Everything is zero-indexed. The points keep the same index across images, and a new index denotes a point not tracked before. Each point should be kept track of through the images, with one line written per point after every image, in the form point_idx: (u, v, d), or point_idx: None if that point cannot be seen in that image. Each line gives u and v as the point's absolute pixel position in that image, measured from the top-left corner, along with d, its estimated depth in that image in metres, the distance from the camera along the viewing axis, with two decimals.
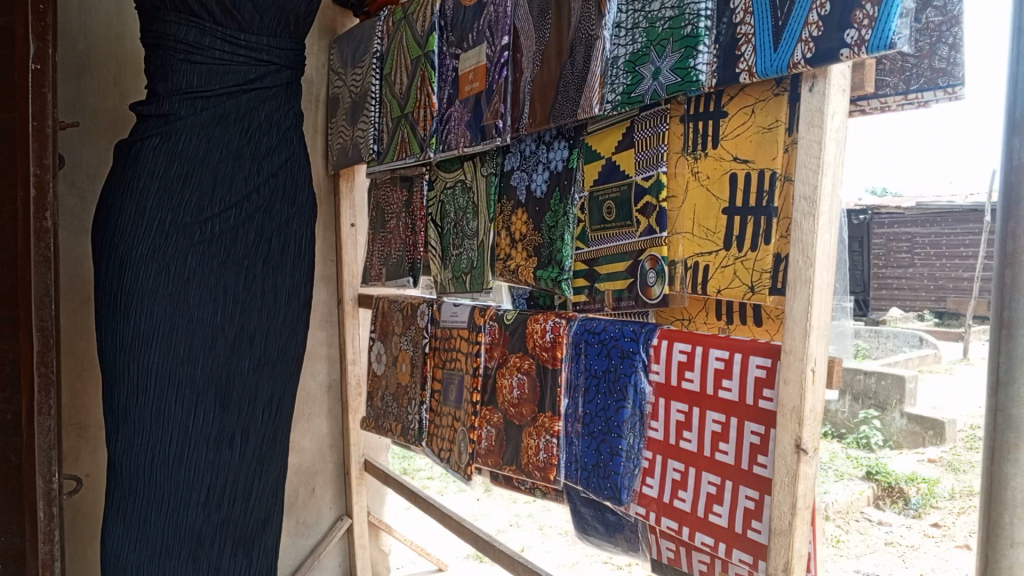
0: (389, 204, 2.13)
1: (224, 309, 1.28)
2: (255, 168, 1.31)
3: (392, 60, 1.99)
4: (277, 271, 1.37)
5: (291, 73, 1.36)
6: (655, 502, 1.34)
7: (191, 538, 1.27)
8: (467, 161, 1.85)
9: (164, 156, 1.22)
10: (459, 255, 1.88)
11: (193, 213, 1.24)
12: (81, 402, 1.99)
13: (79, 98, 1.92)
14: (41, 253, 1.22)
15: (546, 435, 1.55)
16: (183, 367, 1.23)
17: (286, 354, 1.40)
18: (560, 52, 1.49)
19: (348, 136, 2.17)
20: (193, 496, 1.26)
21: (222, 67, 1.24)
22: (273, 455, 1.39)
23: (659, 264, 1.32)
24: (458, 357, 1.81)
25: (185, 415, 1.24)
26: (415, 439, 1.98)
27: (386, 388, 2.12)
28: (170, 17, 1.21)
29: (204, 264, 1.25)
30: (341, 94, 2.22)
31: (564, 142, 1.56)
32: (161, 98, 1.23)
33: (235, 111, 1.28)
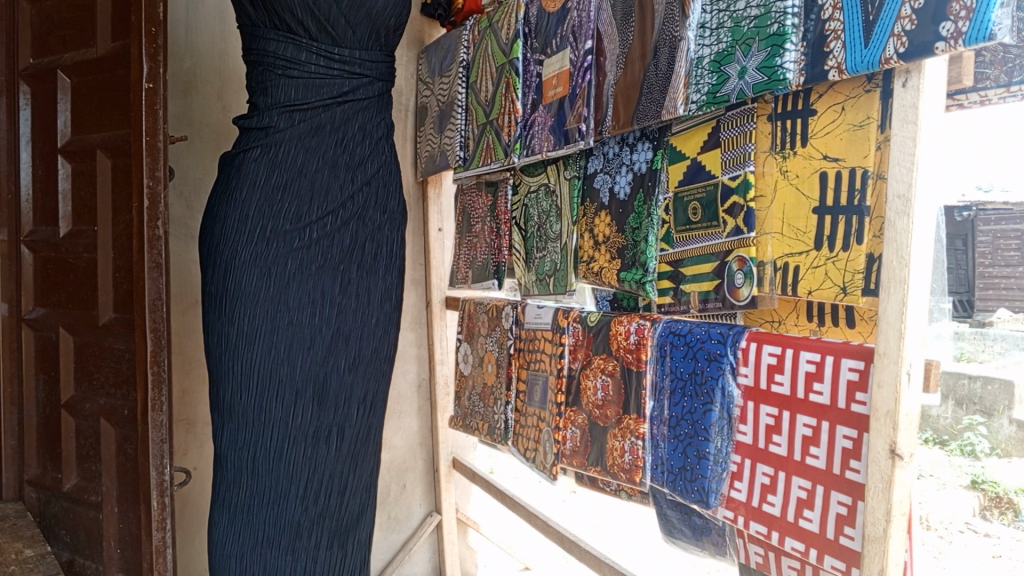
0: (475, 209, 2.17)
1: (321, 311, 1.34)
2: (350, 177, 1.36)
3: (477, 68, 2.03)
4: (371, 275, 1.41)
5: (383, 84, 1.40)
6: (743, 506, 1.32)
7: (291, 529, 1.33)
8: (551, 164, 1.87)
9: (265, 167, 1.30)
10: (543, 257, 1.90)
11: (292, 221, 1.31)
12: (189, 399, 2.12)
13: (186, 113, 2.05)
14: (154, 260, 1.31)
15: (631, 437, 1.56)
16: (283, 366, 1.30)
17: (379, 354, 1.45)
18: (644, 54, 1.49)
19: (435, 143, 2.23)
20: (292, 489, 1.32)
21: (318, 81, 1.30)
22: (367, 451, 1.44)
23: (747, 265, 1.31)
24: (543, 358, 1.83)
25: (286, 412, 1.31)
26: (501, 438, 2.01)
27: (473, 388, 2.16)
28: (270, 35, 1.28)
29: (303, 269, 1.32)
30: (428, 103, 2.28)
31: (648, 144, 1.56)
32: (263, 112, 1.30)
33: (331, 123, 1.33)
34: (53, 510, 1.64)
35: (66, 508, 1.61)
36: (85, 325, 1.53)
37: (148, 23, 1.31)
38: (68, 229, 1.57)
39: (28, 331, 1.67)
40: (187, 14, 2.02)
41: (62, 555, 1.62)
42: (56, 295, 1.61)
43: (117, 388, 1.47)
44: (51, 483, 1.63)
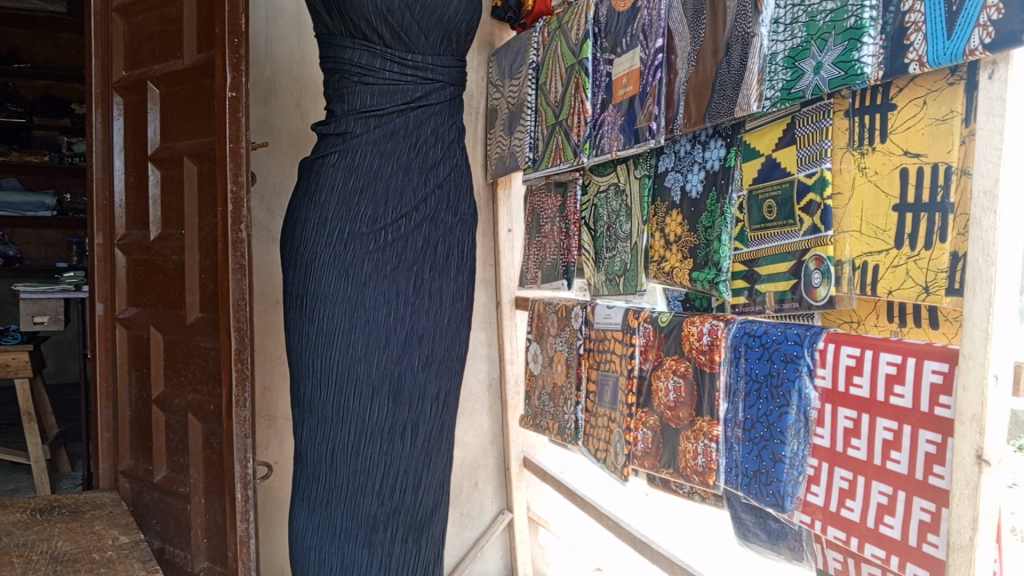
0: (544, 209, 2.18)
1: (395, 311, 1.37)
2: (422, 180, 1.39)
3: (547, 70, 2.04)
4: (443, 276, 1.43)
5: (455, 88, 1.42)
6: (821, 510, 1.29)
7: (367, 523, 1.37)
8: (621, 164, 1.86)
9: (343, 171, 1.35)
10: (613, 257, 1.89)
11: (368, 224, 1.34)
12: (270, 396, 2.20)
13: (267, 121, 2.12)
14: (238, 262, 1.37)
15: (704, 440, 1.54)
16: (360, 364, 1.34)
17: (451, 353, 1.46)
18: (716, 51, 1.47)
19: (505, 145, 2.25)
20: (369, 485, 1.36)
21: (392, 87, 1.33)
22: (440, 449, 1.47)
23: (824, 264, 1.28)
24: (613, 359, 1.83)
25: (362, 409, 1.35)
26: (572, 438, 2.02)
27: (543, 387, 2.17)
28: (346, 43, 1.32)
29: (378, 270, 1.35)
30: (499, 106, 2.31)
31: (720, 141, 1.53)
32: (340, 118, 1.35)
33: (404, 128, 1.36)
34: (146, 500, 1.74)
35: (158, 499, 1.70)
36: (174, 325, 1.61)
37: (232, 34, 1.37)
38: (158, 232, 1.65)
39: (122, 330, 1.77)
40: (267, 24, 2.10)
41: (153, 543, 1.71)
42: (147, 295, 1.70)
43: (204, 385, 1.54)
44: (143, 473, 1.73)
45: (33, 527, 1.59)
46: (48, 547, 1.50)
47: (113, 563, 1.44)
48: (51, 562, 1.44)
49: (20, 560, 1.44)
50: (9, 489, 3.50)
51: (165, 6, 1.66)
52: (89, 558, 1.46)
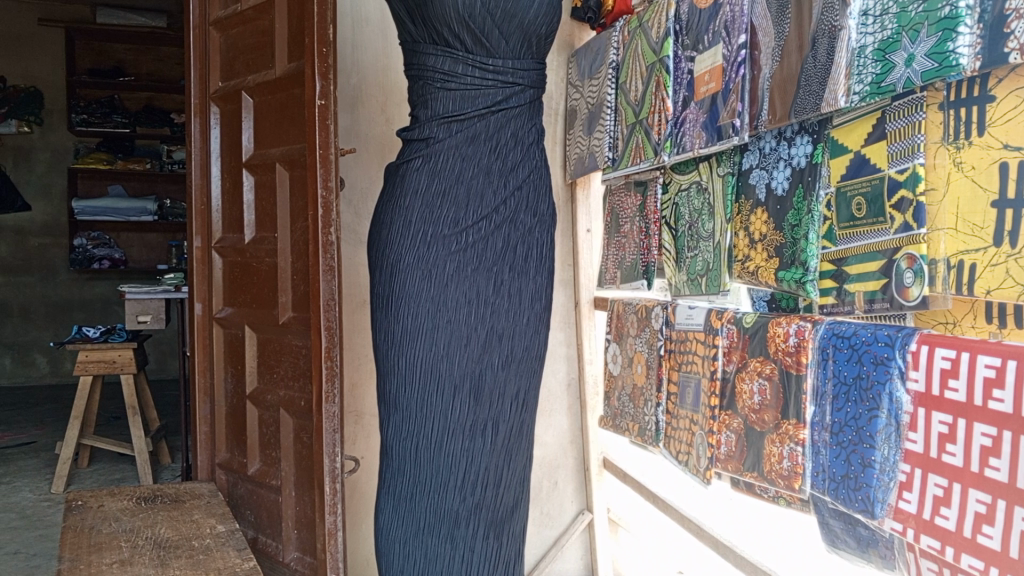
0: (624, 209, 2.17)
1: (476, 311, 1.39)
2: (502, 182, 1.39)
3: (627, 69, 2.03)
4: (522, 276, 1.43)
5: (535, 91, 1.42)
6: (913, 518, 1.25)
7: (450, 518, 1.41)
8: (703, 162, 1.83)
9: (427, 175, 1.40)
10: (695, 256, 1.86)
11: (451, 226, 1.38)
12: (357, 393, 2.27)
13: (354, 127, 2.19)
14: (328, 264, 1.43)
15: (790, 443, 1.51)
16: (442, 362, 1.38)
17: (530, 352, 1.47)
18: (801, 45, 1.44)
19: (585, 146, 2.25)
20: (451, 480, 1.40)
21: (474, 92, 1.35)
22: (520, 447, 1.47)
23: (917, 263, 1.23)
24: (695, 360, 1.81)
25: (445, 406, 1.39)
26: (652, 439, 2.00)
27: (622, 388, 2.16)
28: (430, 50, 1.37)
29: (460, 270, 1.38)
30: (578, 106, 2.31)
31: (807, 138, 1.50)
32: (424, 123, 1.40)
33: (485, 132, 1.37)
34: (240, 491, 1.82)
35: (252, 490, 1.78)
36: (267, 323, 1.68)
37: (320, 44, 1.43)
38: (253, 235, 1.73)
39: (219, 328, 1.87)
40: (354, 33, 2.17)
41: (248, 532, 1.79)
42: (242, 295, 1.78)
43: (295, 381, 1.61)
44: (238, 466, 1.82)
45: (138, 514, 1.69)
46: (152, 533, 1.59)
47: (211, 550, 1.51)
48: (155, 547, 1.53)
49: (127, 544, 1.54)
50: (116, 478, 3.72)
51: (257, 19, 1.73)
52: (189, 545, 1.54)
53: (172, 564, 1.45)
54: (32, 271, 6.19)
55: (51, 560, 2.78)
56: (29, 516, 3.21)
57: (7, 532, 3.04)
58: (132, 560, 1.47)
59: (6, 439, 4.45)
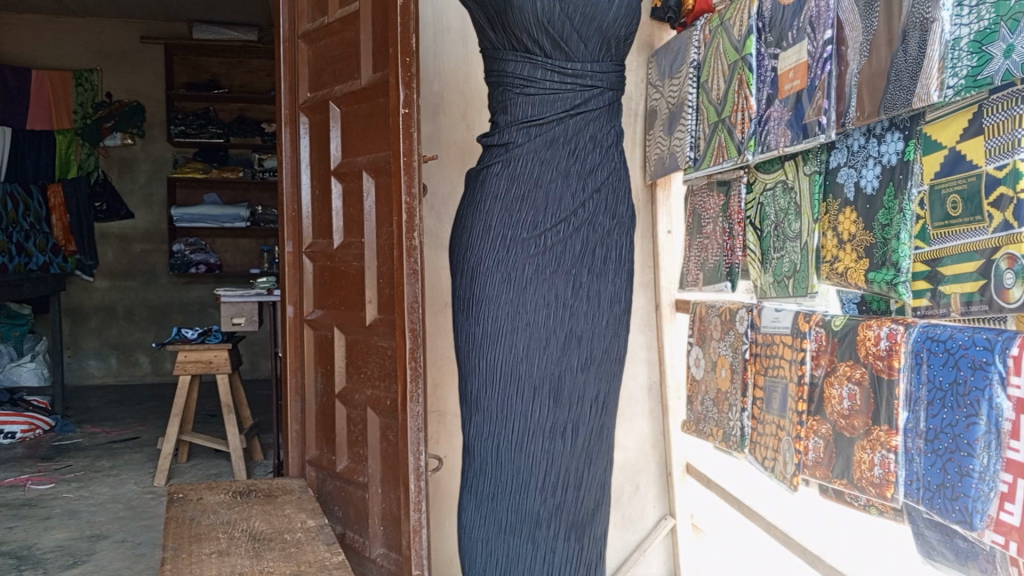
0: (706, 209, 2.13)
1: (555, 313, 1.41)
2: (581, 184, 1.40)
3: (709, 68, 2.01)
4: (601, 278, 1.43)
5: (614, 93, 1.42)
6: (1016, 531, 1.19)
7: (531, 518, 1.44)
8: (789, 161, 1.78)
9: (506, 179, 1.41)
10: (781, 257, 1.81)
11: (530, 228, 1.40)
12: (439, 394, 2.31)
13: (436, 134, 2.24)
14: (411, 267, 1.51)
15: (881, 450, 1.46)
16: (521, 364, 1.41)
17: (610, 354, 1.46)
18: (891, 39, 1.39)
19: (665, 146, 2.23)
20: (532, 481, 1.43)
21: (552, 96, 1.37)
22: (600, 449, 1.47)
23: (1016, 263, 1.19)
24: (782, 364, 1.77)
25: (525, 408, 1.42)
26: (737, 445, 1.97)
27: (706, 392, 2.13)
28: (509, 57, 1.39)
29: (539, 273, 1.40)
30: (659, 106, 2.29)
31: (898, 134, 1.45)
32: (504, 129, 1.42)
33: (564, 135, 1.38)
34: (329, 487, 1.89)
35: (340, 487, 1.85)
36: (355, 325, 1.75)
37: (403, 54, 1.51)
38: (341, 240, 1.80)
39: (310, 330, 1.94)
40: (435, 41, 2.21)
41: (336, 527, 1.86)
42: (331, 298, 1.85)
43: (381, 381, 1.67)
44: (328, 463, 1.88)
45: (235, 507, 1.78)
46: (247, 526, 1.67)
47: (302, 543, 1.57)
48: (250, 539, 1.60)
49: (224, 535, 1.62)
50: (213, 473, 3.90)
51: (343, 30, 1.79)
52: (282, 537, 1.61)
53: (265, 556, 1.51)
54: (135, 276, 6.55)
55: (154, 549, 2.94)
56: (135, 508, 3.40)
57: (115, 521, 3.22)
58: (229, 551, 1.54)
59: (113, 434, 4.72)
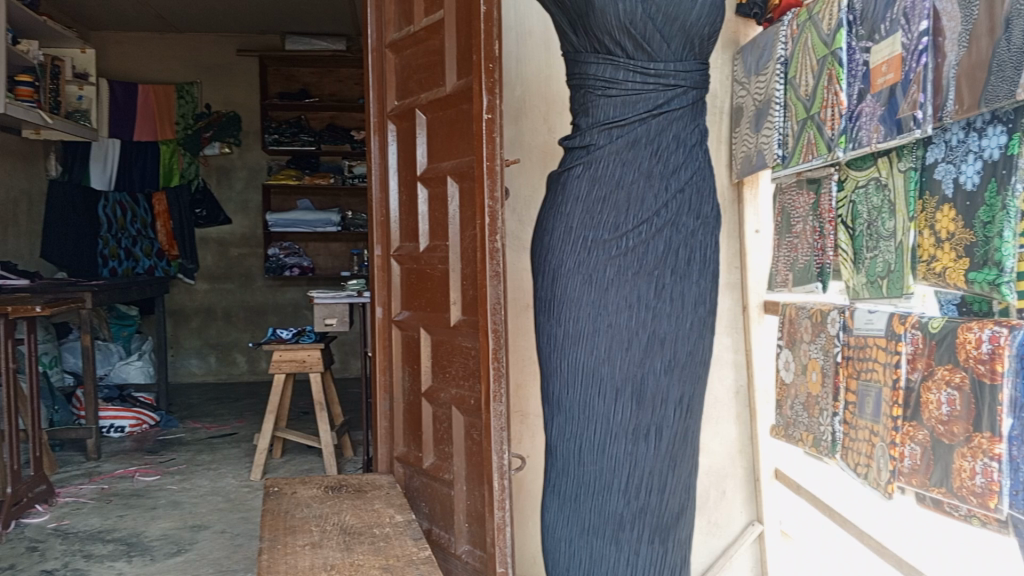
0: (796, 208, 2.06)
1: (637, 315, 1.40)
2: (664, 184, 1.39)
3: (797, 63, 1.96)
4: (684, 279, 1.41)
5: (698, 91, 1.40)
6: None
7: (614, 520, 1.45)
8: (882, 157, 1.71)
9: (587, 181, 1.43)
10: (875, 257, 1.75)
11: (610, 230, 1.41)
12: (522, 394, 2.33)
13: (519, 138, 2.27)
14: (494, 270, 1.55)
15: (983, 458, 1.41)
16: (603, 366, 1.42)
17: (694, 357, 1.44)
18: (992, 28, 1.33)
19: (752, 144, 2.19)
20: (614, 484, 1.44)
21: (635, 97, 1.37)
22: (685, 452, 1.46)
23: None
24: (875, 368, 1.71)
25: (607, 409, 1.43)
26: (828, 451, 1.91)
27: (795, 397, 2.07)
28: (591, 59, 1.40)
29: (620, 275, 1.40)
30: (745, 104, 2.25)
31: (1000, 127, 1.38)
32: (585, 131, 1.43)
33: (646, 136, 1.38)
34: (416, 483, 1.94)
35: (426, 484, 1.90)
36: (440, 326, 1.79)
37: (487, 61, 1.54)
38: (427, 243, 1.85)
39: (397, 331, 2.00)
40: (518, 46, 2.23)
41: (423, 523, 1.91)
42: (417, 299, 1.90)
43: (465, 380, 1.70)
44: (414, 460, 1.94)
45: (326, 501, 1.85)
46: (338, 520, 1.73)
47: (391, 538, 1.62)
48: (341, 533, 1.66)
49: (317, 528, 1.68)
50: (306, 469, 4.04)
51: (429, 39, 1.84)
52: (371, 532, 1.66)
53: (356, 549, 1.57)
54: (232, 279, 6.85)
55: (251, 540, 3.07)
56: (232, 500, 3.56)
57: (214, 513, 3.39)
58: (321, 543, 1.60)
59: (213, 430, 4.96)
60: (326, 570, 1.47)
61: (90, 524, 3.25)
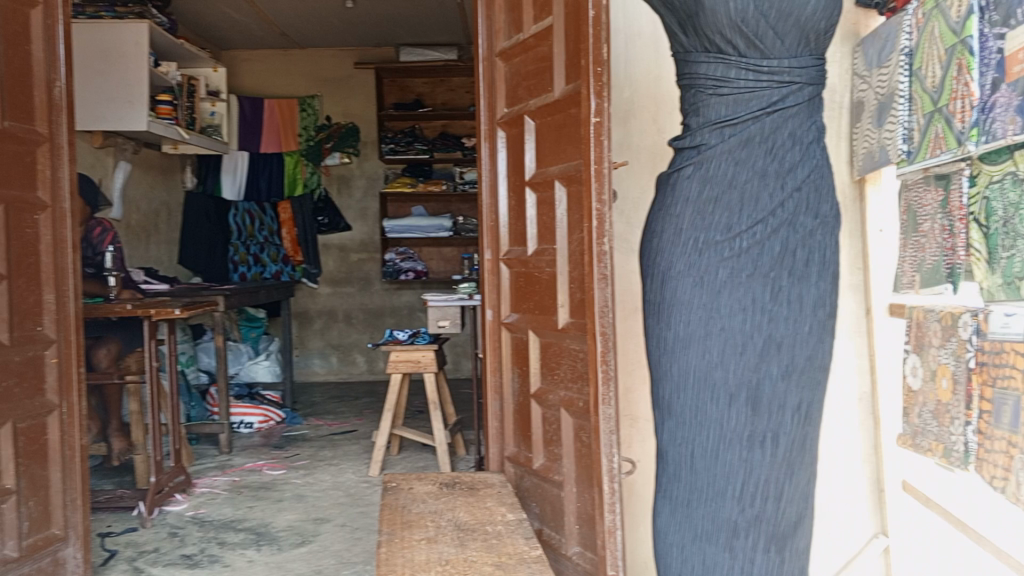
0: (922, 206, 1.95)
1: (752, 318, 1.38)
2: (779, 184, 1.36)
3: (922, 54, 1.86)
4: (802, 281, 1.37)
5: (816, 87, 1.36)
6: None
7: (728, 528, 1.43)
8: (1019, 150, 1.60)
9: (698, 182, 1.41)
10: (1011, 257, 1.63)
11: (723, 231, 1.39)
12: (633, 397, 2.32)
13: (627, 140, 2.27)
14: (601, 272, 1.55)
15: None
16: (716, 370, 1.40)
17: (814, 362, 1.40)
18: None
19: (874, 140, 2.10)
20: (728, 490, 1.42)
21: (748, 94, 1.35)
22: (804, 461, 1.42)
23: None
24: (1013, 375, 1.61)
25: (720, 414, 1.41)
26: (960, 462, 1.80)
27: (924, 404, 1.96)
28: (701, 59, 1.39)
29: (734, 277, 1.38)
30: (866, 97, 2.16)
31: None
32: (695, 131, 1.42)
33: (760, 134, 1.36)
34: (527, 484, 1.98)
35: (537, 484, 1.93)
36: (549, 329, 1.81)
37: (595, 65, 1.55)
38: (535, 247, 1.88)
39: (506, 333, 2.05)
40: (627, 48, 2.23)
41: (534, 523, 1.94)
42: (526, 302, 1.94)
43: (573, 383, 1.72)
44: (525, 460, 1.97)
45: (442, 498, 1.91)
46: (452, 516, 1.78)
47: (503, 535, 1.66)
48: (455, 529, 1.71)
49: (432, 524, 1.74)
50: (421, 466, 4.16)
51: (537, 45, 1.87)
52: (484, 529, 1.70)
53: (469, 545, 1.61)
54: (351, 283, 7.13)
55: (370, 534, 3.19)
56: (352, 495, 3.71)
57: (336, 506, 3.54)
58: (436, 538, 1.66)
59: (335, 427, 5.19)
60: (441, 565, 1.52)
61: (223, 514, 3.47)
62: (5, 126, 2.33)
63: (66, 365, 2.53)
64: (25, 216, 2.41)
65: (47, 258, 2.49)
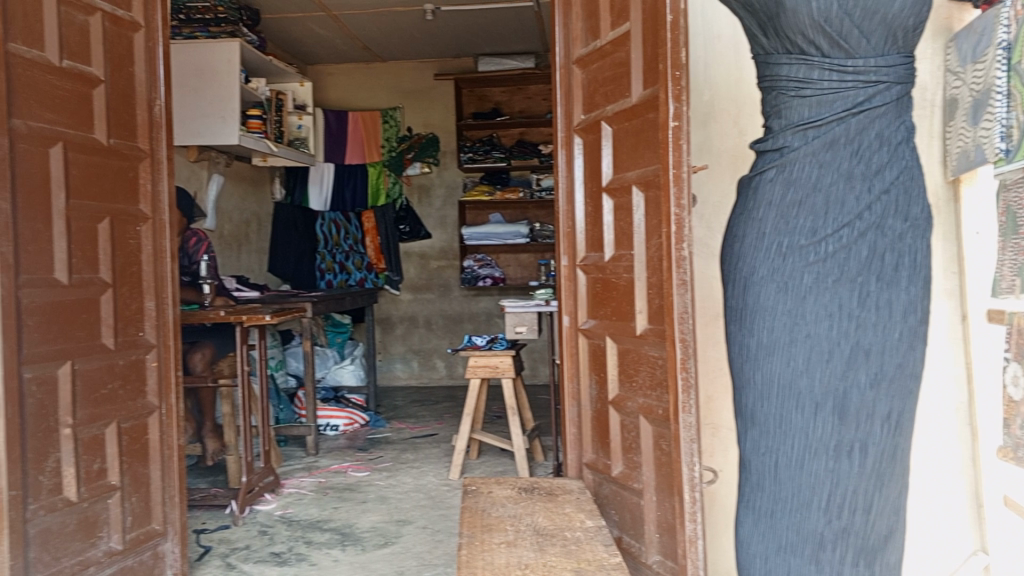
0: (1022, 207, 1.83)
1: (839, 324, 1.34)
2: (866, 186, 1.32)
3: (1021, 47, 1.77)
4: (892, 287, 1.33)
5: (904, 86, 1.32)
6: None
7: (814, 539, 1.39)
8: None
9: (781, 186, 1.39)
10: None
11: (807, 235, 1.36)
12: (714, 404, 2.29)
13: (708, 144, 2.24)
14: (681, 278, 1.54)
15: None
16: (801, 377, 1.37)
17: (905, 370, 1.35)
18: None
19: (969, 138, 2.01)
20: (814, 501, 1.38)
21: (832, 95, 1.32)
22: (894, 473, 1.37)
23: None
24: None
25: (806, 423, 1.38)
26: None
27: None
28: (782, 60, 1.37)
29: (819, 283, 1.35)
30: (960, 95, 2.08)
31: None
32: (777, 134, 1.40)
33: (845, 135, 1.32)
34: (606, 491, 1.97)
35: (616, 491, 1.92)
36: (627, 334, 1.81)
37: (673, 69, 1.54)
38: (612, 253, 1.88)
39: (584, 338, 2.05)
40: (706, 52, 2.21)
41: (613, 530, 1.93)
42: (603, 308, 1.94)
43: (652, 390, 1.71)
44: (604, 467, 1.97)
45: (520, 502, 1.92)
46: (531, 521, 1.80)
47: (581, 542, 1.66)
48: (534, 533, 1.72)
49: (512, 528, 1.76)
50: (500, 470, 4.20)
51: (615, 51, 1.87)
52: (563, 535, 1.71)
53: (548, 550, 1.62)
54: (432, 289, 7.25)
55: (450, 536, 3.24)
56: (433, 498, 3.77)
57: (418, 509, 3.61)
58: (516, 542, 1.68)
59: (416, 430, 5.28)
60: (521, 568, 1.54)
61: (310, 514, 3.59)
62: (112, 144, 2.49)
63: (165, 368, 2.68)
64: (129, 227, 2.56)
65: (148, 268, 2.63)
